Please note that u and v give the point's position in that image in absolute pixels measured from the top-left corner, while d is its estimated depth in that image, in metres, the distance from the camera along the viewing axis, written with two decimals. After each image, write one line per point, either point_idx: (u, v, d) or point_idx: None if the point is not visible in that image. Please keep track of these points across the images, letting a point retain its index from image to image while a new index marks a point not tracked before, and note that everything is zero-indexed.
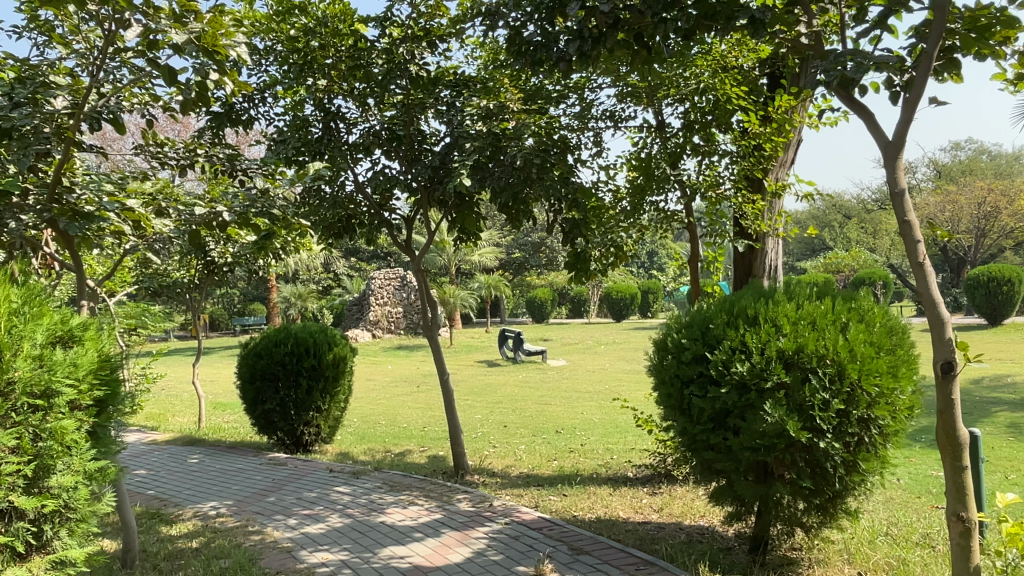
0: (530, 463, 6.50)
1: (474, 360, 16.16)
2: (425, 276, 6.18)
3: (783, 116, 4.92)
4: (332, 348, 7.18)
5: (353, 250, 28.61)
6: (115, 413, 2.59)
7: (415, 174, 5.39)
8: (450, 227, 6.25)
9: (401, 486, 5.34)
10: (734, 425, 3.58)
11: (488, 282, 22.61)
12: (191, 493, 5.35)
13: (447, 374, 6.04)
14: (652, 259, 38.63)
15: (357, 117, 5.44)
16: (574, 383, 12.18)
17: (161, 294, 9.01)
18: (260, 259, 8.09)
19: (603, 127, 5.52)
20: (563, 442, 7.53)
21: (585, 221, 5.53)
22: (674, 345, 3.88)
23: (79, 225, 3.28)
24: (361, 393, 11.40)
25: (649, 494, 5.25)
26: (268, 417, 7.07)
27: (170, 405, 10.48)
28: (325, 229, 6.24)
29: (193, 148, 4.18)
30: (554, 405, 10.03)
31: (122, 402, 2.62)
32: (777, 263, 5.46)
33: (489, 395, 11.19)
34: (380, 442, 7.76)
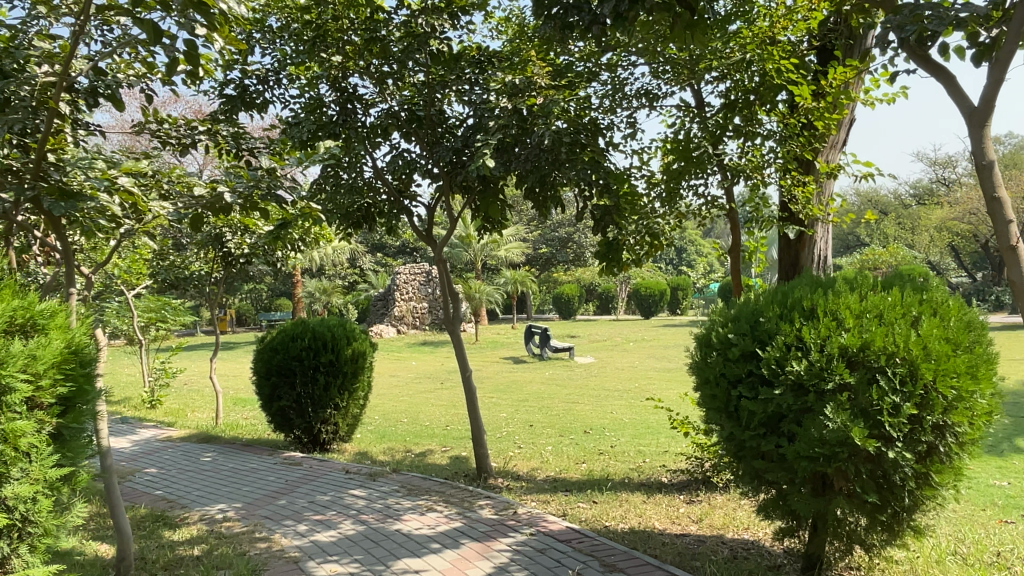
0: (557, 466, 6.14)
1: (500, 357, 15.82)
2: (447, 266, 5.83)
3: (839, 90, 4.47)
4: (350, 343, 6.89)
5: (379, 245, 28.49)
6: (90, 410, 2.33)
7: (436, 159, 5.05)
8: (473, 215, 5.88)
9: (419, 491, 5.01)
10: (789, 432, 3.19)
11: (514, 278, 22.27)
12: (200, 495, 5.08)
13: (469, 370, 5.70)
14: (681, 255, 38.03)
15: (374, 97, 5.09)
16: (603, 381, 11.79)
17: (179, 286, 8.82)
18: (279, 250, 7.85)
19: (637, 107, 5.11)
20: (592, 443, 7.17)
21: (617, 208, 5.25)
22: (719, 340, 3.48)
23: (66, 206, 2.95)
24: (383, 390, 11.14)
25: (686, 503, 4.85)
26: (284, 415, 6.79)
27: (191, 400, 10.32)
28: (342, 216, 5.91)
29: (193, 125, 3.85)
30: (582, 404, 9.65)
31: (98, 397, 2.36)
32: (827, 254, 5.09)
33: (514, 393, 10.84)
34: (400, 441, 7.47)
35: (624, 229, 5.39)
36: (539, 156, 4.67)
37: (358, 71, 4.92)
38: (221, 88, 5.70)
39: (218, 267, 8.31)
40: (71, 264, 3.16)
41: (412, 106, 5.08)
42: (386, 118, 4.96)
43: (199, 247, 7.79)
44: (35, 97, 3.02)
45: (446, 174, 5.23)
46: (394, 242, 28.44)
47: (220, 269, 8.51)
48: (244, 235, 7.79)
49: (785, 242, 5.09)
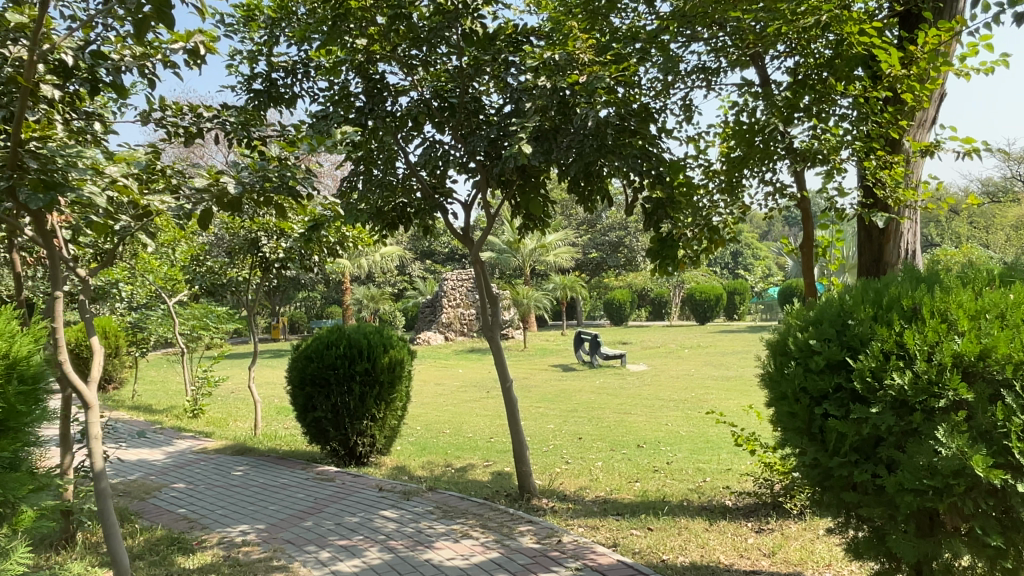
0: (609, 485, 5.61)
1: (549, 364, 15.38)
2: (484, 266, 5.38)
3: (932, 56, 3.87)
4: (387, 351, 6.52)
5: (428, 251, 28.39)
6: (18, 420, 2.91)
7: (469, 150, 4.62)
8: (514, 211, 5.43)
9: (455, 513, 4.57)
10: (888, 459, 2.63)
11: (563, 283, 21.74)
12: (222, 514, 4.74)
13: (510, 381, 5.24)
14: (736, 260, 36.88)
15: (405, 83, 4.71)
16: (657, 390, 11.19)
17: (217, 293, 8.60)
18: (315, 254, 7.56)
19: (694, 86, 4.67)
20: (647, 459, 6.61)
21: (672, 201, 4.76)
22: (797, 348, 2.93)
23: (45, 198, 2.59)
24: (428, 399, 10.79)
25: (755, 532, 4.28)
26: (319, 426, 6.44)
27: (234, 409, 10.13)
28: (375, 216, 5.54)
29: (200, 111, 3.49)
30: (635, 415, 9.09)
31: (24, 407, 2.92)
32: (917, 250, 4.43)
33: (563, 402, 10.33)
34: (441, 454, 7.05)
35: (680, 222, 4.85)
36: (583, 141, 4.20)
37: (388, 55, 4.59)
38: (248, 83, 5.42)
39: (256, 273, 8.08)
40: (57, 265, 2.85)
41: (444, 93, 4.71)
42: (417, 106, 4.58)
43: (236, 252, 7.55)
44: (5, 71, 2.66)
45: (482, 166, 4.82)
46: (442, 248, 28.31)
47: (258, 275, 8.28)
48: (279, 239, 7.52)
49: (866, 233, 4.49)
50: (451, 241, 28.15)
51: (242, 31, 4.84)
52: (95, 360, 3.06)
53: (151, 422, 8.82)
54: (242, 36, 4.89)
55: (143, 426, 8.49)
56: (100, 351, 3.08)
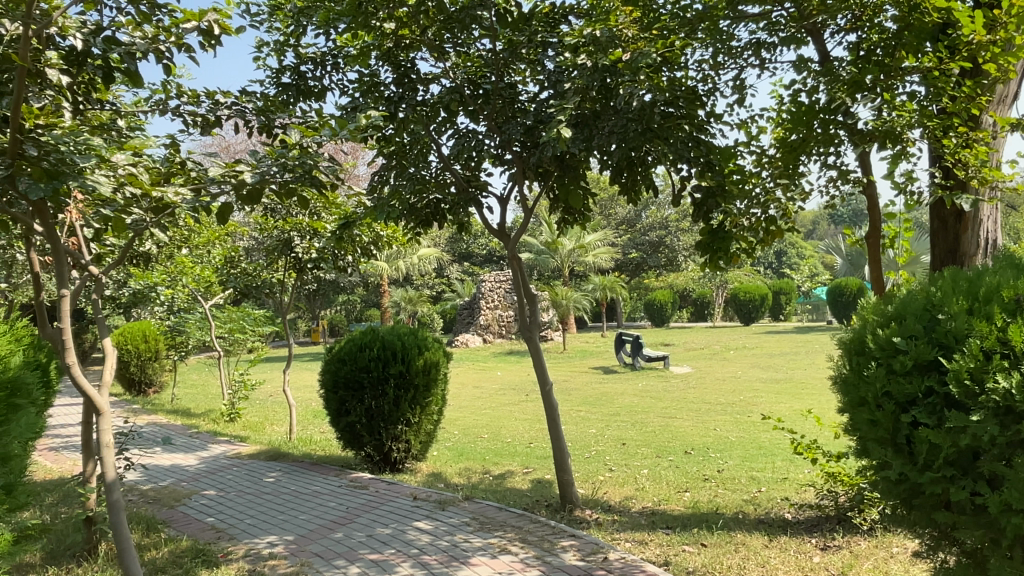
0: (656, 495, 5.27)
1: (589, 366, 15.05)
2: (521, 263, 5.09)
3: (1017, 18, 3.46)
4: (422, 353, 6.28)
5: (466, 253, 28.28)
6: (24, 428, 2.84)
7: (504, 138, 4.37)
8: (553, 204, 5.14)
9: (493, 525, 4.29)
10: (990, 474, 2.28)
11: (603, 284, 21.38)
12: (251, 524, 4.55)
13: (550, 384, 4.94)
14: (780, 259, 35.98)
15: (437, 70, 4.48)
16: (703, 393, 10.78)
17: (251, 295, 8.49)
18: (348, 254, 7.38)
19: (746, 64, 4.42)
20: (696, 467, 6.24)
21: (723, 189, 4.37)
22: (878, 347, 2.59)
23: (44, 188, 2.37)
24: (466, 403, 10.57)
25: (820, 549, 3.91)
26: (353, 430, 6.23)
27: (271, 412, 10.06)
28: (407, 213, 5.27)
29: (217, 97, 3.26)
30: (680, 419, 8.72)
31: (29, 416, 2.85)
32: (998, 237, 4.00)
33: (604, 406, 10.00)
34: (479, 460, 6.80)
35: (734, 212, 4.50)
36: (626, 125, 3.95)
37: (417, 39, 4.43)
38: (277, 77, 5.24)
39: (290, 274, 7.94)
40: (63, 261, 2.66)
41: (478, 78, 4.50)
42: (449, 92, 4.35)
43: (270, 253, 7.42)
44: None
45: (519, 158, 4.60)
46: (480, 250, 28.18)
47: (293, 277, 8.14)
48: (313, 239, 7.36)
49: (941, 222, 4.11)
50: (488, 243, 27.98)
51: (267, 21, 4.66)
52: (107, 363, 2.88)
53: (188, 426, 8.76)
54: (268, 26, 4.71)
55: (181, 430, 8.43)
56: (113, 353, 2.90)
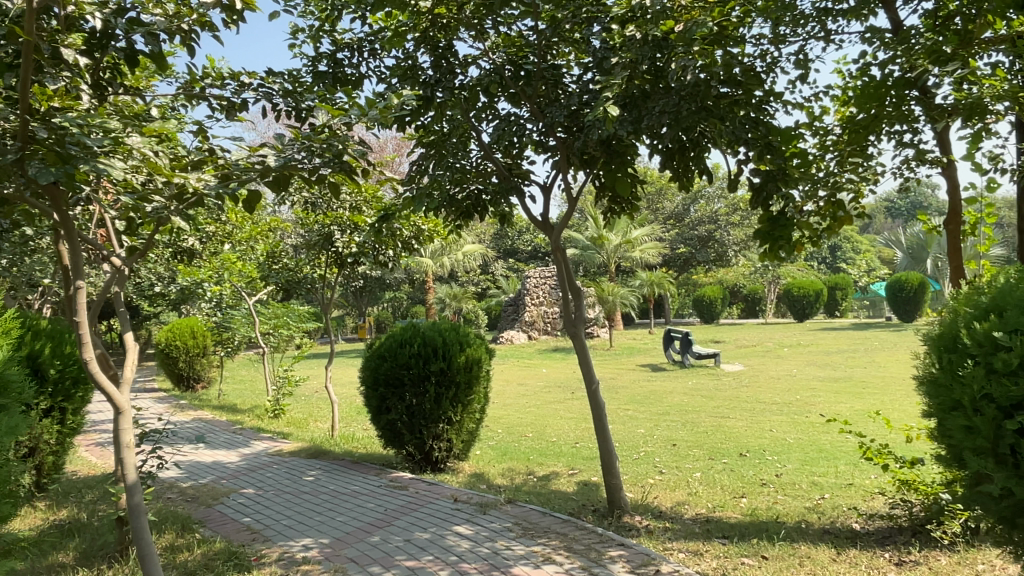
0: (710, 501, 4.95)
1: (637, 364, 14.69)
2: (565, 256, 4.82)
3: None
4: (463, 350, 6.08)
5: (510, 250, 28.10)
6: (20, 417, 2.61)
7: (547, 122, 4.13)
8: (600, 193, 4.87)
9: (536, 531, 4.05)
10: None
11: (651, 280, 20.94)
12: (287, 525, 4.41)
13: (596, 383, 4.68)
14: (835, 254, 34.84)
15: (476, 52, 4.25)
16: (757, 392, 10.35)
17: (293, 291, 8.42)
18: (389, 248, 7.22)
19: (811, 36, 4.10)
20: (753, 471, 5.89)
21: (785, 172, 4.05)
22: (974, 342, 2.36)
23: (54, 172, 2.22)
24: (510, 401, 10.36)
25: (894, 565, 3.56)
26: (393, 428, 6.06)
27: (315, 409, 10.02)
28: (446, 204, 5.04)
29: (242, 79, 3.08)
30: (734, 420, 8.34)
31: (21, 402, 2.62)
32: None
33: (653, 405, 9.67)
34: (523, 460, 6.57)
35: (797, 197, 4.13)
36: (679, 104, 3.68)
37: (455, 19, 4.24)
38: (313, 65, 5.09)
39: (332, 270, 7.84)
40: (79, 253, 2.52)
41: (519, 59, 4.27)
42: (489, 73, 4.12)
43: (311, 249, 7.32)
44: (6, 26, 2.31)
45: (563, 143, 4.36)
46: (525, 246, 27.98)
47: (334, 272, 8.04)
48: (353, 234, 7.23)
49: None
50: (533, 239, 27.75)
51: (302, 6, 4.51)
52: (127, 359, 2.76)
53: (233, 423, 8.77)
54: (303, 11, 4.56)
55: (225, 427, 8.43)
56: (134, 348, 2.78)
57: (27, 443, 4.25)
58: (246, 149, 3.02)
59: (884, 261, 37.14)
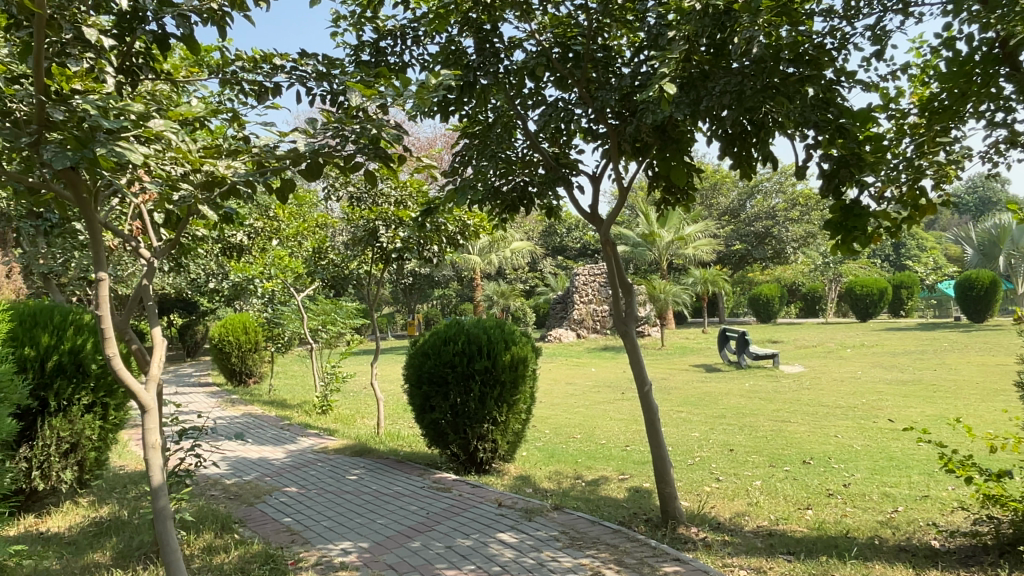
0: (772, 512, 4.63)
1: (690, 364, 14.27)
2: (615, 251, 4.55)
3: None
4: (509, 348, 5.89)
5: (560, 247, 27.88)
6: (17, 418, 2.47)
7: (597, 106, 3.89)
8: (653, 183, 4.58)
9: (584, 542, 3.81)
10: None
11: (704, 278, 20.38)
12: (327, 527, 4.28)
13: (648, 385, 4.41)
14: (899, 252, 33.48)
15: (522, 34, 4.03)
16: (819, 395, 9.86)
17: (339, 287, 8.34)
18: (434, 243, 7.03)
19: (888, 8, 3.73)
20: (818, 481, 5.53)
21: (859, 158, 3.70)
22: None
23: (71, 155, 2.09)
24: (559, 400, 10.12)
25: None
26: (437, 428, 5.89)
27: (362, 406, 9.97)
28: (491, 196, 4.83)
29: (274, 61, 2.92)
30: (794, 424, 7.92)
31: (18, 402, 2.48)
32: None
33: (708, 407, 9.30)
34: (572, 463, 6.34)
35: (872, 185, 3.77)
36: (741, 83, 3.43)
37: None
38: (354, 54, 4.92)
39: (377, 266, 7.71)
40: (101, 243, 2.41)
41: (568, 39, 4.04)
42: (535, 56, 3.90)
43: (357, 244, 7.20)
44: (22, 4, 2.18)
45: (614, 130, 4.12)
46: (574, 244, 27.68)
47: (380, 268, 7.93)
48: (398, 228, 7.06)
49: None
50: (583, 237, 27.43)
51: None
52: (155, 356, 2.62)
53: (281, 418, 8.77)
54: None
55: (273, 422, 8.43)
56: (160, 344, 2.65)
57: (69, 439, 4.26)
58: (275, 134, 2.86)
59: (951, 259, 35.53)
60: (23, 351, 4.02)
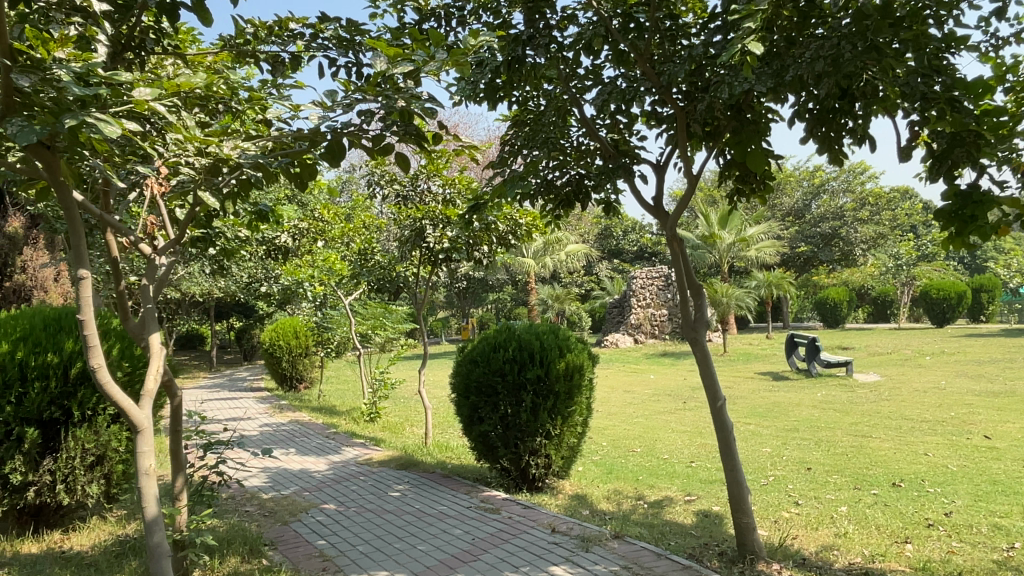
0: (865, 546, 4.05)
1: (754, 371, 13.51)
2: (683, 248, 4.05)
3: None
4: (563, 356, 5.43)
5: (616, 250, 27.28)
6: None
7: (663, 82, 3.40)
8: (725, 171, 4.05)
9: None
10: None
11: (768, 281, 19.48)
12: (362, 553, 3.90)
13: (721, 401, 3.88)
14: (976, 254, 31.66)
15: (577, 4, 3.58)
16: (901, 407, 9.08)
17: (386, 290, 8.04)
18: (483, 244, 6.70)
19: None
20: (914, 508, 4.88)
21: (980, 132, 3.08)
22: None
23: (40, 130, 1.74)
24: (616, 410, 9.60)
25: None
26: (487, 441, 5.48)
27: (412, 413, 9.66)
28: (543, 189, 4.38)
29: (291, 32, 2.54)
30: (877, 440, 7.22)
31: None
32: None
33: (778, 419, 8.64)
34: (632, 481, 5.83)
35: (995, 168, 3.15)
36: (839, 46, 2.87)
37: None
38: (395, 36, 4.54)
39: (426, 268, 7.35)
40: (80, 230, 2.06)
41: (629, 8, 3.52)
42: (592, 27, 3.43)
43: (404, 246, 6.86)
44: None
45: (682, 112, 3.63)
46: (631, 247, 27.06)
47: (427, 271, 7.59)
48: (445, 228, 6.68)
49: None
50: (639, 240, 26.77)
51: None
52: (151, 368, 2.32)
53: (328, 426, 8.52)
54: None
55: (319, 430, 8.18)
56: (158, 354, 2.35)
57: (94, 451, 4.00)
58: (290, 110, 2.48)
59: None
60: (45, 356, 3.82)
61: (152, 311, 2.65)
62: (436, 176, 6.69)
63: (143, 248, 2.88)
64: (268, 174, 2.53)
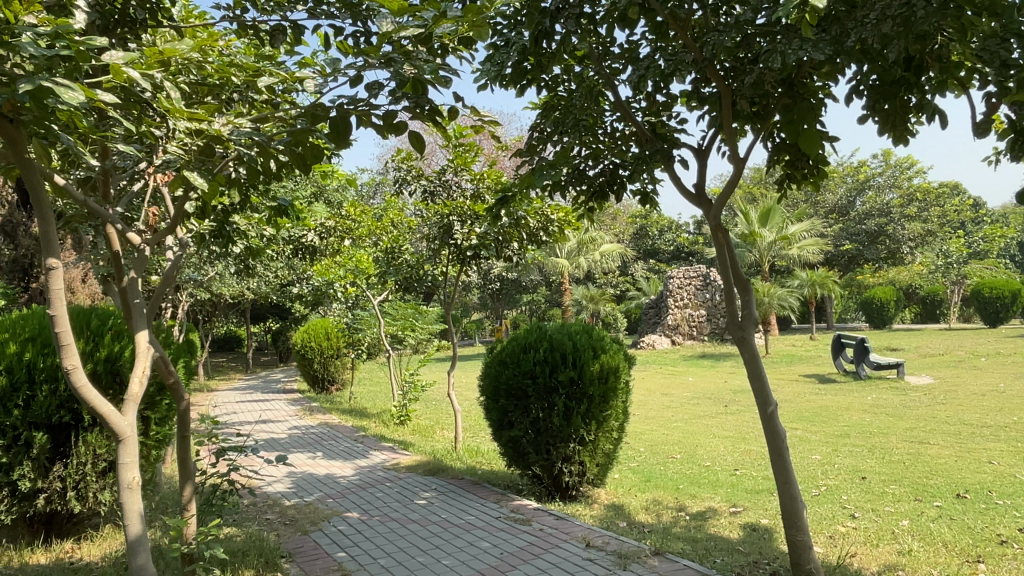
0: (934, 566, 3.66)
1: (798, 374, 12.95)
2: (727, 238, 3.72)
3: None
4: (598, 357, 5.13)
5: (652, 250, 26.74)
6: None
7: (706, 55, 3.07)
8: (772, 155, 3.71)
9: None
10: None
11: (812, 280, 18.81)
12: (381, 568, 3.64)
13: (772, 406, 3.53)
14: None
15: None
16: (959, 411, 8.53)
17: (414, 289, 7.81)
18: (513, 240, 6.42)
19: None
20: (984, 523, 4.46)
21: None
22: None
23: None
24: (654, 414, 9.20)
25: None
26: (517, 447, 5.20)
27: (443, 416, 9.41)
28: (575, 178, 4.09)
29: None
30: (935, 447, 6.74)
31: None
32: None
33: (827, 424, 8.17)
34: (672, 490, 5.49)
35: None
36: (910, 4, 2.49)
37: None
38: None
39: (455, 267, 7.09)
40: (49, 216, 1.85)
41: None
42: None
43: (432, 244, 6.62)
44: None
45: (725, 90, 3.31)
46: (667, 246, 26.53)
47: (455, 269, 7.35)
48: (474, 224, 6.43)
49: None
50: (676, 239, 26.19)
51: None
52: (136, 372, 2.11)
53: (357, 429, 8.32)
54: None
55: (347, 434, 7.98)
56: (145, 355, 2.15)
57: (107, 457, 3.85)
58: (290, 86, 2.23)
59: None
60: (56, 358, 3.67)
61: (142, 308, 2.43)
62: (464, 170, 6.43)
63: (138, 239, 2.66)
64: (267, 156, 2.29)
